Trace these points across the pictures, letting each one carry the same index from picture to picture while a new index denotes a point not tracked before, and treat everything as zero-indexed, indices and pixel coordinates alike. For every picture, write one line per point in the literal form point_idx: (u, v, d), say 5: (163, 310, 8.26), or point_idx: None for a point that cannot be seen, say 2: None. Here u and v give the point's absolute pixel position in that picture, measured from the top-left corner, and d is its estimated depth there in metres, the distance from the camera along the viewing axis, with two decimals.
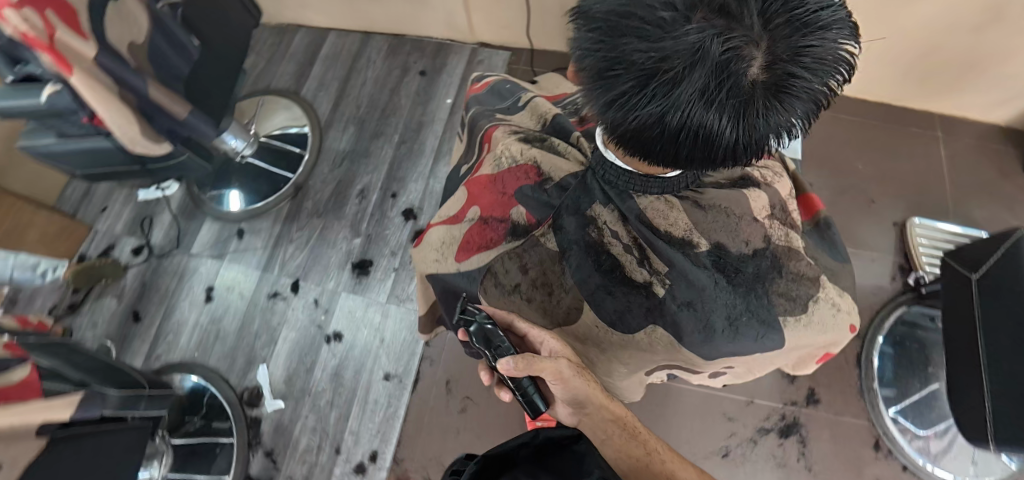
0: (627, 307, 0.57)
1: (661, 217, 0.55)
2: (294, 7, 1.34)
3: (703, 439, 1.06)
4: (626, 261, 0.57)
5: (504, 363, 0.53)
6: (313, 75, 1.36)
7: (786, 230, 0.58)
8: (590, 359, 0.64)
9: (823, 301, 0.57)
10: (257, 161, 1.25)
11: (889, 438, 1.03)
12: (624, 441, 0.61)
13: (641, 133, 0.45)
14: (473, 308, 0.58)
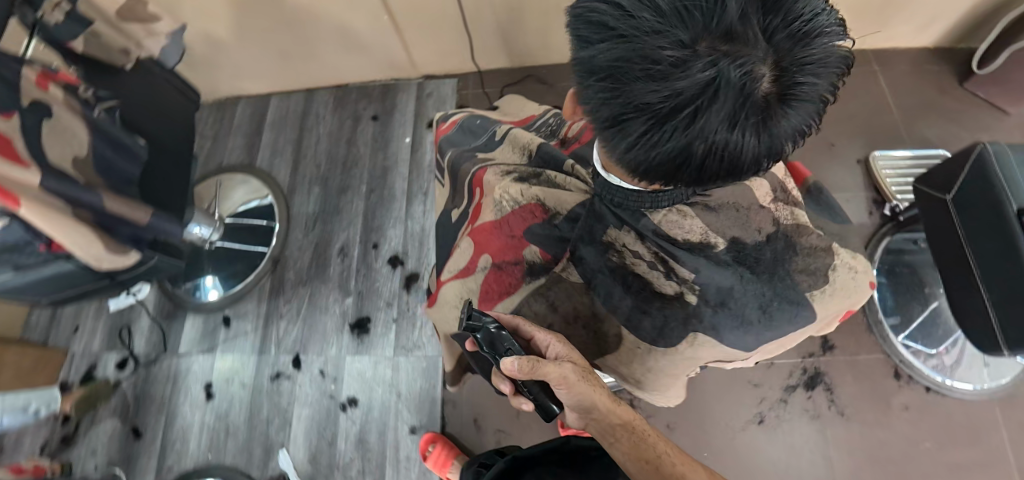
0: (665, 322, 0.54)
1: (678, 227, 0.51)
2: (229, 80, 1.31)
3: (736, 412, 1.06)
4: (652, 278, 0.53)
5: (510, 363, 0.50)
6: (264, 144, 1.32)
7: (791, 208, 0.57)
8: (637, 378, 0.62)
9: (843, 267, 0.55)
10: (227, 243, 1.21)
11: (906, 364, 1.07)
12: (632, 446, 0.54)
13: (666, 168, 0.44)
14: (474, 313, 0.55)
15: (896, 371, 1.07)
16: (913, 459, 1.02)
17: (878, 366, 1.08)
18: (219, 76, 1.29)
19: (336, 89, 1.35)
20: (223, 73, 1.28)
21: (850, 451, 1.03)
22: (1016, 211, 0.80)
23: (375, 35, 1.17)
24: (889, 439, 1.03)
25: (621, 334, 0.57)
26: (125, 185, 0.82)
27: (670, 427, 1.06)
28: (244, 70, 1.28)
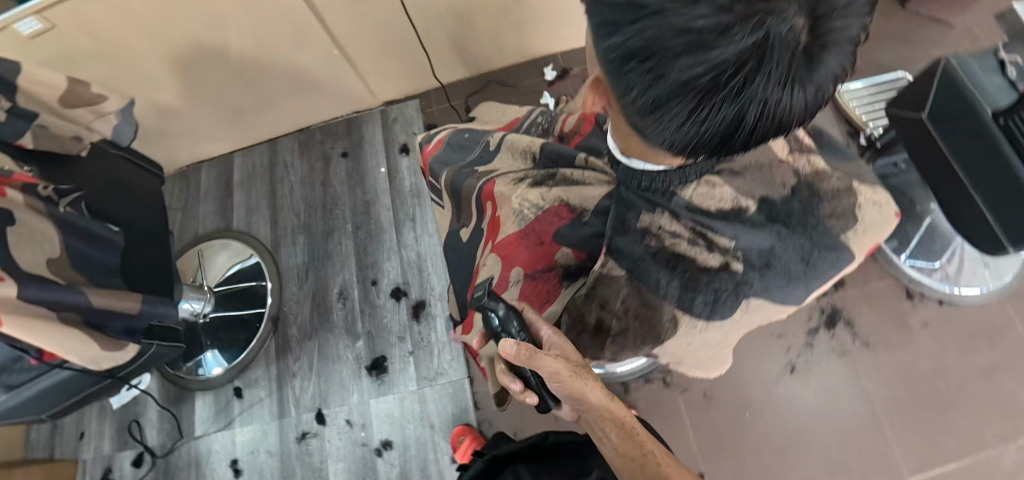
0: (716, 295, 0.55)
1: (710, 199, 0.52)
2: (187, 147, 1.26)
3: (767, 366, 1.07)
4: (695, 254, 0.53)
5: (504, 345, 0.47)
6: (237, 204, 1.28)
7: (805, 154, 0.57)
8: (693, 353, 0.63)
9: (869, 201, 0.55)
10: (222, 312, 1.18)
11: (915, 283, 1.09)
12: (622, 442, 0.51)
13: (714, 139, 0.43)
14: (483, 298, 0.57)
15: (908, 292, 1.09)
16: (945, 372, 1.03)
17: (890, 291, 1.09)
18: (176, 145, 1.24)
19: (299, 134, 1.32)
20: (180, 141, 1.24)
21: (884, 379, 1.04)
22: (991, 114, 0.77)
23: (328, 69, 1.14)
24: (917, 359, 1.05)
25: (675, 318, 0.57)
26: (106, 275, 0.78)
27: (707, 396, 1.06)
28: (200, 133, 1.23)
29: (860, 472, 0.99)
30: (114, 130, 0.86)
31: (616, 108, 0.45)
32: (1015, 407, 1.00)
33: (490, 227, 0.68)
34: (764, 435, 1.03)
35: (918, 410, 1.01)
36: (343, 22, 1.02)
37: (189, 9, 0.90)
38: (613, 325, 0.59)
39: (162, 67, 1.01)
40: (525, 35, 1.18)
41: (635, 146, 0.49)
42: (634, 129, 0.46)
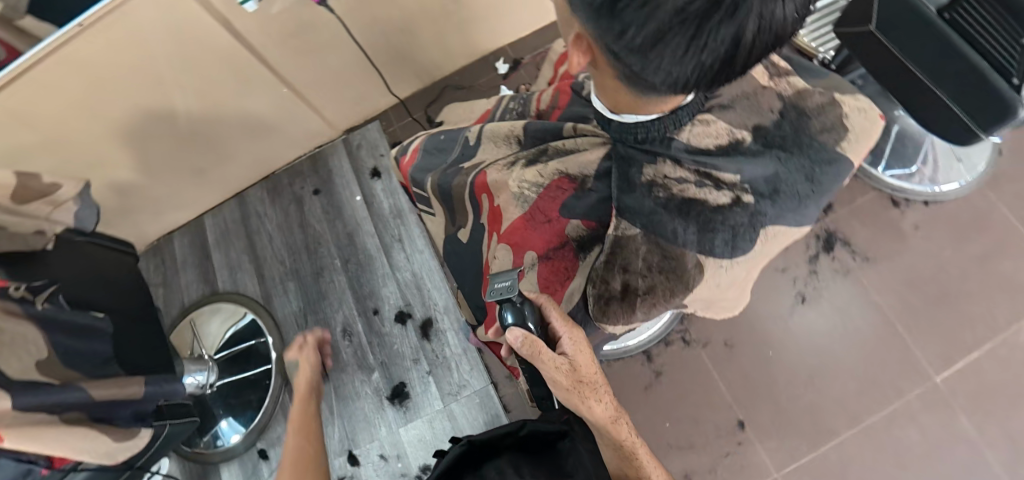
0: (733, 232, 0.57)
1: (707, 137, 0.59)
2: (153, 219, 1.22)
3: (778, 303, 1.08)
4: (705, 195, 0.57)
5: (512, 333, 0.53)
6: (218, 266, 1.24)
7: (785, 79, 0.65)
8: (722, 298, 0.64)
9: (853, 111, 0.62)
10: (226, 379, 1.13)
11: (898, 190, 1.10)
12: (620, 460, 0.58)
13: (717, 61, 0.46)
14: (502, 284, 0.57)
15: (892, 200, 1.11)
16: (947, 268, 1.05)
17: (876, 203, 1.11)
18: (142, 220, 1.20)
19: (265, 181, 1.29)
20: (144, 215, 1.19)
21: (891, 288, 1.06)
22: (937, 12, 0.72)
23: (280, 109, 1.11)
24: (917, 261, 1.06)
25: (700, 263, 0.58)
26: (100, 364, 0.74)
27: (728, 344, 1.07)
28: (164, 202, 1.19)
29: (890, 381, 1.01)
30: (75, 217, 0.83)
31: (608, 56, 0.49)
32: (1019, 285, 1.02)
33: (491, 217, 0.70)
34: (790, 369, 1.04)
35: (931, 310, 1.03)
36: (285, 57, 1.00)
37: (126, 77, 0.87)
38: (639, 285, 0.59)
39: (109, 144, 0.97)
40: (470, 34, 1.17)
41: (632, 90, 0.53)
42: (631, 72, 0.49)
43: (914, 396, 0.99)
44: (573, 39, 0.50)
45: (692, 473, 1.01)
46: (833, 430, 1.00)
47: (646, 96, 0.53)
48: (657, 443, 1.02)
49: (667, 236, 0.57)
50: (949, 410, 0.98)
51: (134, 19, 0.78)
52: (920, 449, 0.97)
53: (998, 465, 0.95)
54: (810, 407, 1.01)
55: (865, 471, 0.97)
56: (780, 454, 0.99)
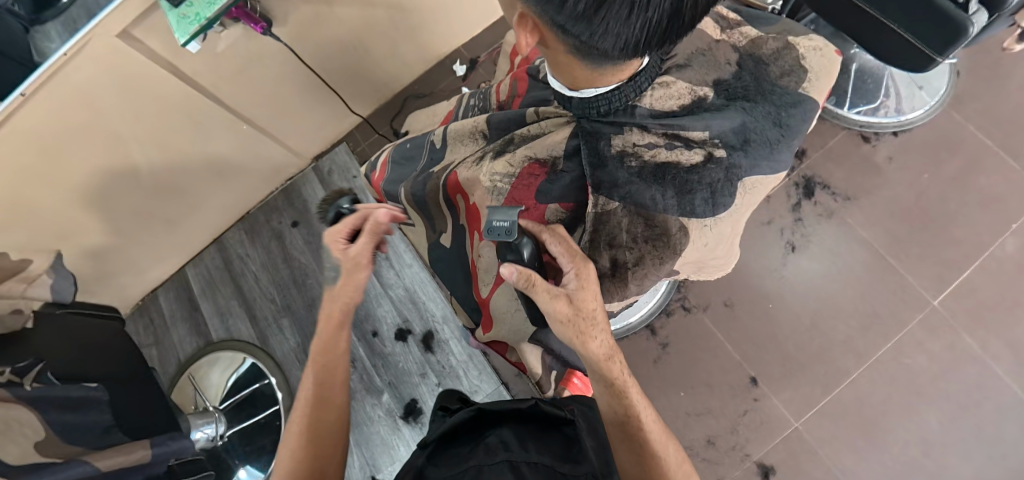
0: (712, 188, 0.58)
1: (669, 98, 0.61)
2: (134, 279, 1.20)
3: (769, 255, 1.08)
4: (678, 155, 0.58)
5: (504, 269, 0.57)
6: (208, 315, 1.22)
7: (738, 30, 0.67)
8: (716, 255, 0.64)
9: (808, 51, 0.64)
10: (236, 428, 1.12)
11: (867, 126, 1.11)
12: (613, 398, 0.58)
13: (663, 16, 0.46)
14: (499, 222, 0.58)
15: (863, 137, 1.11)
16: (927, 193, 1.06)
17: (847, 142, 1.11)
18: (122, 282, 1.18)
19: (241, 222, 1.27)
20: (124, 277, 1.17)
21: (876, 222, 1.06)
22: None
23: (243, 146, 1.09)
24: (896, 192, 1.07)
25: (684, 226, 0.58)
26: (102, 434, 0.72)
27: (728, 304, 1.07)
28: (141, 261, 1.17)
29: (890, 312, 1.02)
30: (52, 289, 0.79)
31: (558, 33, 0.49)
32: (998, 198, 1.03)
33: (470, 216, 0.70)
34: (791, 318, 1.04)
35: (917, 237, 1.04)
36: (240, 94, 0.98)
37: (80, 139, 0.85)
38: (627, 258, 0.60)
39: (76, 211, 0.95)
40: (421, 41, 1.16)
41: (586, 64, 0.54)
42: (583, 44, 0.49)
43: (916, 322, 1.01)
44: (518, 21, 0.50)
45: (715, 437, 1.01)
46: (843, 370, 1.01)
47: (600, 65, 0.54)
48: (675, 414, 1.03)
49: (649, 201, 0.58)
50: (951, 331, 0.99)
51: (75, 79, 0.77)
52: (928, 373, 0.98)
53: (1004, 375, 0.97)
54: (817, 352, 1.02)
55: (881, 404, 0.99)
56: (796, 403, 1.01)
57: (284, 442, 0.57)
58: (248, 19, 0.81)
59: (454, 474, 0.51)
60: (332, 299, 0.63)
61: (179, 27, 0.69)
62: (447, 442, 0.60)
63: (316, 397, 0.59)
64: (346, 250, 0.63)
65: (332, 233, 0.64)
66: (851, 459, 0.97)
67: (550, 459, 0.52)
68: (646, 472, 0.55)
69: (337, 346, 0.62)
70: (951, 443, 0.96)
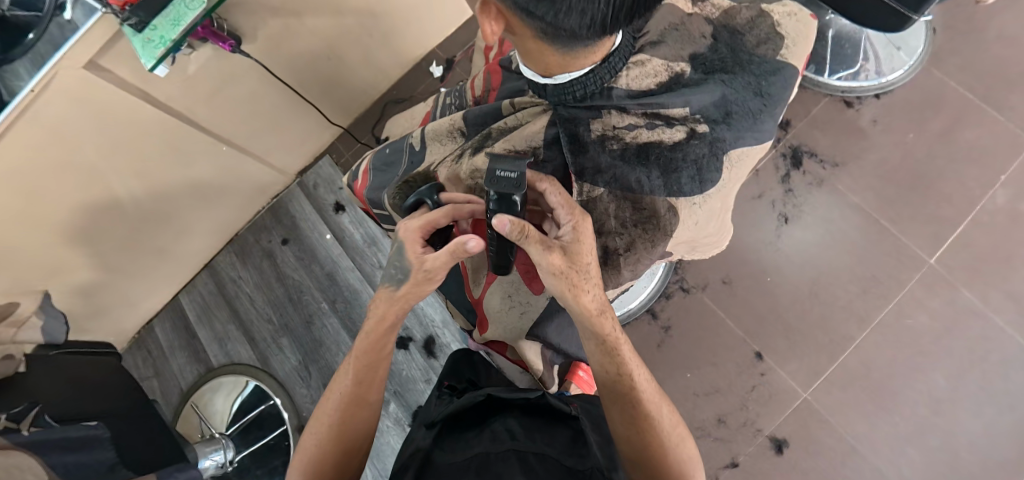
0: (698, 163, 0.60)
1: (645, 77, 0.62)
2: (128, 313, 1.18)
3: (762, 228, 1.08)
4: (662, 133, 0.60)
5: (502, 219, 0.50)
6: (206, 341, 1.21)
7: (710, 2, 0.66)
8: (711, 232, 0.66)
9: (783, 17, 0.64)
10: (245, 452, 1.11)
11: (850, 91, 1.09)
12: (605, 356, 0.57)
13: None
14: (505, 174, 0.52)
15: (846, 102, 1.10)
16: (914, 152, 1.06)
17: (831, 108, 1.10)
18: (116, 316, 1.16)
19: (231, 244, 1.26)
20: (118, 311, 1.16)
21: (866, 186, 1.06)
22: None
23: (225, 168, 1.08)
24: (884, 154, 1.07)
25: (673, 205, 0.60)
26: (107, 473, 0.71)
27: (726, 282, 1.06)
28: (134, 293, 1.16)
29: (888, 274, 1.02)
30: (42, 331, 0.80)
31: (521, 17, 0.48)
32: (985, 150, 1.03)
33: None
34: (790, 290, 1.04)
35: (908, 197, 1.04)
36: (216, 115, 0.97)
37: (58, 175, 0.83)
38: (618, 244, 0.62)
39: (61, 249, 0.93)
40: (394, 45, 1.14)
41: (558, 47, 0.53)
42: (549, 25, 0.48)
43: (914, 282, 1.01)
44: (481, 8, 0.49)
45: (725, 415, 1.01)
46: (847, 336, 1.01)
47: (572, 46, 0.53)
48: (683, 395, 1.02)
49: (639, 181, 0.60)
50: (950, 287, 0.99)
51: (45, 115, 0.75)
52: (932, 331, 0.98)
53: (1006, 326, 0.97)
54: (819, 321, 1.02)
55: (887, 366, 0.99)
56: (803, 373, 1.00)
57: (312, 426, 0.58)
58: (216, 38, 0.79)
59: (461, 460, 0.56)
60: (389, 304, 0.57)
61: (144, 52, 0.68)
62: (454, 425, 0.63)
63: (355, 397, 0.57)
64: (421, 254, 0.56)
65: (410, 230, 0.57)
66: (862, 424, 0.97)
67: (555, 451, 0.56)
68: (639, 436, 0.56)
69: (383, 351, 0.58)
70: (960, 399, 0.96)
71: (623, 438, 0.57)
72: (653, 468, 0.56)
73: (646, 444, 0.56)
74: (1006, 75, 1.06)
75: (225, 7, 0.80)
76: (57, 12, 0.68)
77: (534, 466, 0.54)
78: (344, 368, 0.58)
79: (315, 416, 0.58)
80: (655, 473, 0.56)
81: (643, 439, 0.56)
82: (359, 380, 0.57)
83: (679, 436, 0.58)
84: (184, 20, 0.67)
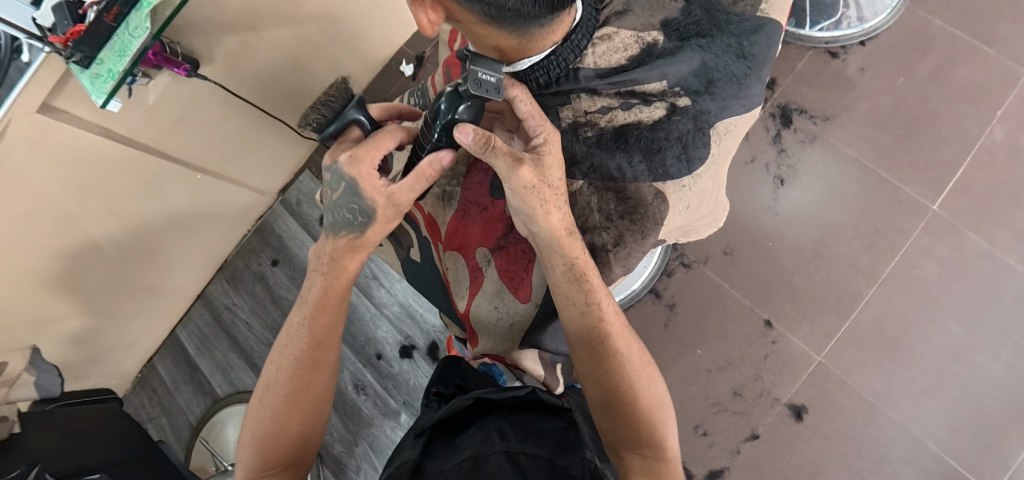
0: (683, 142, 0.61)
1: (615, 51, 0.64)
2: (128, 354, 1.17)
3: (757, 193, 1.05)
4: (642, 114, 0.62)
5: (466, 129, 0.49)
6: (209, 373, 1.19)
7: None
8: (700, 217, 0.67)
9: None
10: None
11: (834, 41, 1.05)
12: (573, 285, 0.58)
13: None
14: (486, 77, 0.49)
15: (830, 53, 1.06)
16: (907, 97, 1.02)
17: (816, 61, 1.06)
18: (117, 359, 1.15)
19: (222, 271, 1.24)
20: (117, 353, 1.14)
21: (858, 137, 1.03)
22: None
23: (205, 197, 1.05)
24: (874, 102, 1.03)
25: (660, 191, 0.62)
26: None
27: (728, 252, 1.03)
28: (131, 333, 1.14)
29: (891, 226, 0.99)
30: (36, 386, 0.80)
31: (459, 1, 0.48)
32: (978, 87, 1.00)
33: (428, 226, 0.75)
34: (793, 253, 1.02)
35: (905, 144, 1.01)
36: (187, 144, 0.93)
37: (32, 228, 0.80)
38: (605, 239, 0.63)
39: (50, 302, 0.91)
40: (359, 48, 1.11)
41: (511, 31, 0.52)
42: (491, 6, 0.48)
43: (919, 230, 0.98)
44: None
45: (741, 388, 0.99)
46: (855, 293, 0.98)
47: (529, 28, 0.52)
48: (696, 372, 1.00)
49: (622, 168, 0.61)
50: (956, 232, 0.97)
51: (9, 164, 0.71)
52: (941, 279, 0.96)
53: (1017, 265, 0.95)
54: (826, 282, 1.00)
55: (900, 319, 0.96)
56: (816, 337, 0.98)
57: (264, 396, 0.58)
58: (170, 64, 0.74)
59: (453, 465, 0.54)
60: (349, 254, 0.57)
61: (94, 88, 0.64)
62: (444, 433, 0.61)
63: (310, 360, 0.58)
64: (384, 189, 0.54)
65: (365, 165, 0.53)
66: (879, 381, 0.96)
67: (547, 450, 0.55)
68: (607, 376, 0.59)
69: (334, 308, 0.58)
70: (977, 344, 0.94)
71: (593, 380, 0.60)
72: (625, 412, 0.58)
73: (615, 385, 0.59)
74: (992, 7, 1.02)
75: (175, 30, 0.76)
76: (15, 55, 0.64)
77: (526, 467, 0.53)
78: (296, 333, 0.58)
79: (267, 387, 0.58)
80: (628, 417, 0.58)
81: (612, 378, 0.59)
82: (313, 343, 0.57)
83: (649, 376, 0.60)
84: (129, 50, 0.62)
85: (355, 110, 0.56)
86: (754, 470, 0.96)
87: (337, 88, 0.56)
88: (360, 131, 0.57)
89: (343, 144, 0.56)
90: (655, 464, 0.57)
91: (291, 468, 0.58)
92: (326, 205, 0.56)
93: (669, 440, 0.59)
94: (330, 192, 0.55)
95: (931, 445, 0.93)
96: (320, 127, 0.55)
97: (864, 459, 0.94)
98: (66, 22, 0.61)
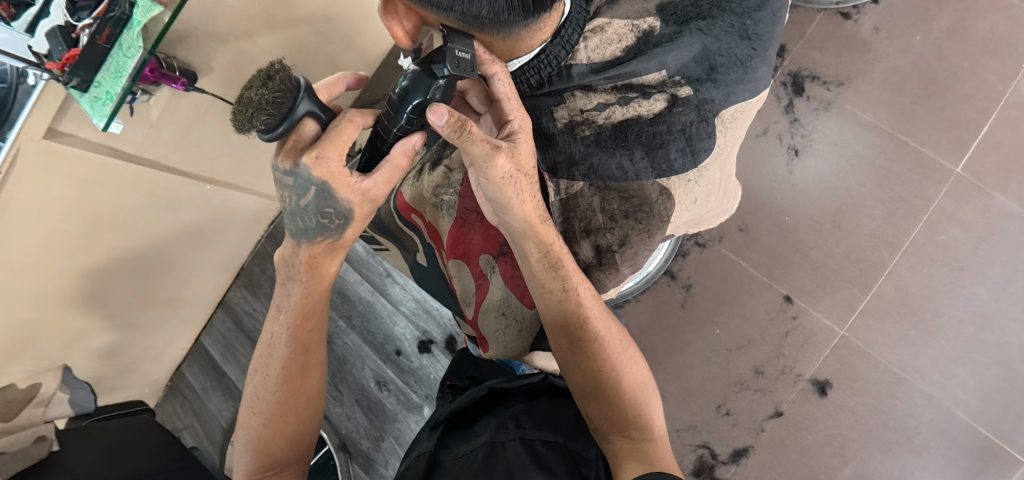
0: (687, 129, 0.62)
1: (609, 43, 0.63)
2: (155, 364, 1.21)
3: (766, 166, 1.02)
4: (638, 106, 0.63)
5: (439, 110, 0.47)
6: (234, 377, 1.22)
7: None
8: (706, 210, 0.68)
9: None
10: None
11: (845, 1, 0.99)
12: (547, 271, 0.58)
13: None
14: (463, 55, 0.48)
15: (842, 14, 1.00)
16: (925, 55, 0.97)
17: (827, 24, 1.01)
18: (145, 368, 1.19)
19: (240, 277, 1.26)
20: (145, 363, 1.18)
21: (874, 102, 0.99)
22: None
23: (217, 209, 1.06)
24: (889, 64, 0.99)
25: (664, 187, 0.63)
26: None
27: (743, 229, 1.01)
28: (157, 345, 1.17)
29: (913, 192, 0.96)
30: (70, 403, 0.82)
31: (435, 12, 0.48)
32: (1002, 40, 0.95)
33: (431, 234, 0.74)
34: (810, 225, 0.99)
35: (925, 105, 0.97)
36: (194, 157, 0.92)
37: (49, 252, 0.80)
38: (610, 240, 0.64)
39: (77, 321, 0.93)
40: (358, 48, 1.09)
41: (493, 34, 0.51)
42: (464, 14, 0.47)
43: (943, 195, 0.94)
44: (385, 8, 0.52)
45: (762, 365, 0.98)
46: (878, 263, 0.96)
47: (510, 29, 0.51)
48: (716, 353, 1.00)
49: (622, 165, 0.63)
50: (982, 195, 0.93)
51: (21, 192, 0.71)
52: (967, 244, 0.93)
53: None
54: (846, 254, 0.97)
55: (925, 289, 0.94)
56: (838, 309, 0.96)
57: (255, 405, 0.59)
58: (167, 80, 0.73)
59: (470, 450, 0.56)
60: (327, 256, 0.56)
61: (94, 112, 0.62)
62: (459, 423, 0.63)
63: (299, 364, 0.59)
64: (358, 186, 0.52)
65: (334, 163, 0.50)
66: (906, 352, 0.94)
67: (563, 435, 0.56)
68: (590, 362, 0.59)
69: (318, 312, 0.59)
70: (1007, 308, 0.91)
71: (575, 366, 0.60)
72: (609, 395, 0.58)
73: (599, 369, 0.59)
74: None
75: (169, 45, 0.75)
76: (21, 79, 0.63)
77: (541, 453, 0.53)
78: (279, 341, 0.58)
79: (256, 395, 0.59)
80: (614, 401, 0.58)
81: (595, 363, 0.59)
82: (301, 347, 0.59)
83: (630, 358, 0.61)
84: (125, 71, 0.60)
85: (306, 101, 0.49)
86: (779, 446, 0.96)
87: (277, 78, 0.48)
88: (315, 123, 0.50)
89: (298, 144, 0.50)
90: (643, 445, 0.56)
91: (292, 466, 0.60)
92: (292, 209, 0.53)
93: (654, 420, 0.59)
94: (297, 197, 0.52)
95: (961, 414, 0.91)
96: (268, 128, 0.48)
97: (892, 431, 0.93)
98: (61, 48, 0.60)
